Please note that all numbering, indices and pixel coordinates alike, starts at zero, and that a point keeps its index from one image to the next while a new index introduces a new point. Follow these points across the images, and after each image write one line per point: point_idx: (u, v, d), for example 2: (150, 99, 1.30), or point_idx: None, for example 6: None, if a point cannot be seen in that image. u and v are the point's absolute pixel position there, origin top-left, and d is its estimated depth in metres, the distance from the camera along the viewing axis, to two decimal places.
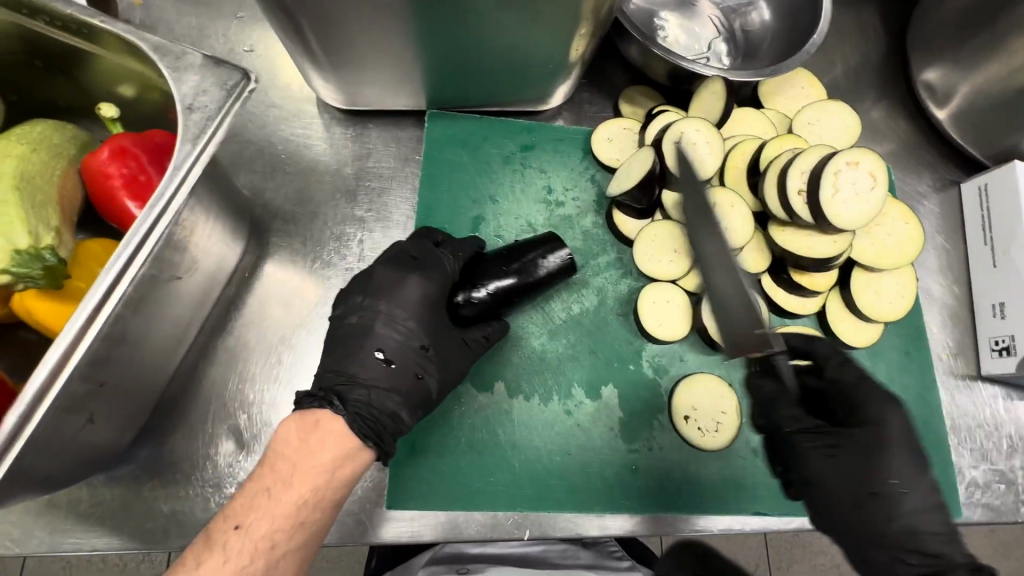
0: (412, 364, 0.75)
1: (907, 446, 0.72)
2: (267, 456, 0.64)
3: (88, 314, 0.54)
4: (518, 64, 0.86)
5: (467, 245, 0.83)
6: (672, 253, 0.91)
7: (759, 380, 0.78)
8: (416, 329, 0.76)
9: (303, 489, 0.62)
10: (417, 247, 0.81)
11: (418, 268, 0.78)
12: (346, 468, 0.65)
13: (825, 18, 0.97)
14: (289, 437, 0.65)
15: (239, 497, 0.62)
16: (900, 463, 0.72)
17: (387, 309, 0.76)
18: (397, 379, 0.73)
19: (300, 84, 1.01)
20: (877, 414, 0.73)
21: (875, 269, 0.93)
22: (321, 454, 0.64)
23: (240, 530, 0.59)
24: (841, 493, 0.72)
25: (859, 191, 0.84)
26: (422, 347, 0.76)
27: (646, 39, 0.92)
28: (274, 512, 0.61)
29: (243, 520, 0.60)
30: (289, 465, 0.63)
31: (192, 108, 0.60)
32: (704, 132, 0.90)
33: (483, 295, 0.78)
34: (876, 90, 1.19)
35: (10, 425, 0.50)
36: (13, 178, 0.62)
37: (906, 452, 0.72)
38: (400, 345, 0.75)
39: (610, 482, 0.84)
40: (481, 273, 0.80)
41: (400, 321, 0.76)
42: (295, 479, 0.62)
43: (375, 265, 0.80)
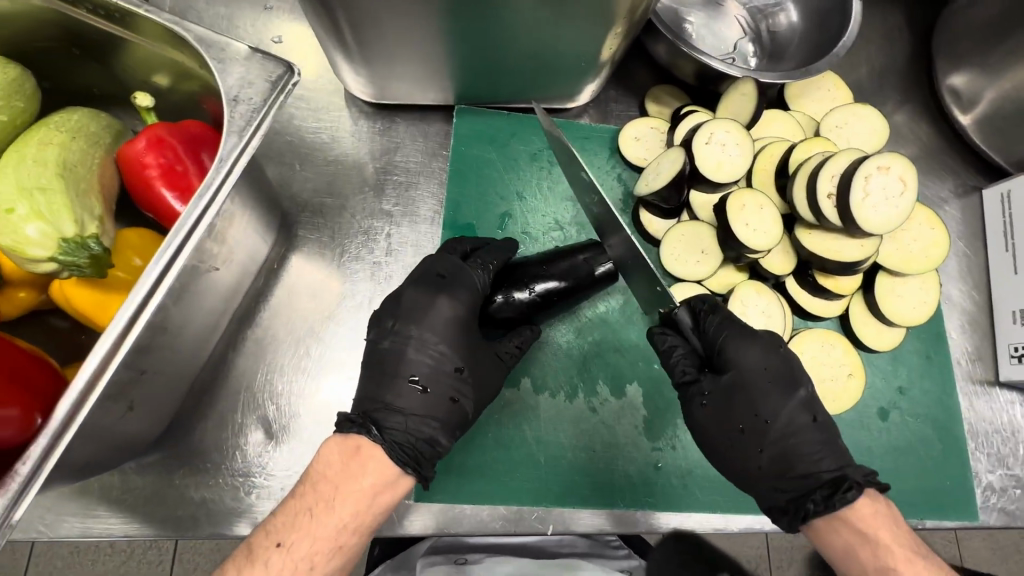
0: (446, 389, 0.73)
1: (778, 378, 0.74)
2: (309, 475, 0.62)
3: (137, 305, 0.54)
4: (550, 63, 0.87)
5: (497, 259, 0.80)
6: (699, 253, 0.91)
7: (662, 334, 0.78)
8: (449, 353, 0.74)
9: (345, 511, 0.61)
10: (445, 265, 0.78)
11: (447, 287, 0.76)
12: (386, 494, 0.64)
13: (855, 23, 0.96)
14: (332, 458, 0.63)
15: (280, 513, 0.61)
16: (771, 395, 0.73)
17: (418, 333, 0.74)
18: (433, 405, 0.72)
19: (328, 77, 1.01)
20: (736, 357, 0.75)
21: (899, 273, 0.94)
22: (364, 479, 0.63)
23: (281, 547, 0.58)
24: (718, 428, 0.74)
25: (889, 196, 0.84)
26: (456, 370, 0.74)
27: (677, 38, 0.92)
28: (314, 533, 0.60)
29: (284, 538, 0.59)
30: (331, 486, 0.62)
31: (238, 100, 0.63)
32: (734, 133, 0.90)
33: (525, 296, 0.82)
34: (900, 93, 1.17)
35: (63, 414, 0.51)
36: (57, 165, 0.62)
37: (766, 386, 0.73)
38: (433, 370, 0.73)
39: (634, 479, 0.84)
40: (524, 275, 0.83)
41: (431, 346, 0.74)
42: (336, 501, 0.61)
43: (402, 285, 0.77)
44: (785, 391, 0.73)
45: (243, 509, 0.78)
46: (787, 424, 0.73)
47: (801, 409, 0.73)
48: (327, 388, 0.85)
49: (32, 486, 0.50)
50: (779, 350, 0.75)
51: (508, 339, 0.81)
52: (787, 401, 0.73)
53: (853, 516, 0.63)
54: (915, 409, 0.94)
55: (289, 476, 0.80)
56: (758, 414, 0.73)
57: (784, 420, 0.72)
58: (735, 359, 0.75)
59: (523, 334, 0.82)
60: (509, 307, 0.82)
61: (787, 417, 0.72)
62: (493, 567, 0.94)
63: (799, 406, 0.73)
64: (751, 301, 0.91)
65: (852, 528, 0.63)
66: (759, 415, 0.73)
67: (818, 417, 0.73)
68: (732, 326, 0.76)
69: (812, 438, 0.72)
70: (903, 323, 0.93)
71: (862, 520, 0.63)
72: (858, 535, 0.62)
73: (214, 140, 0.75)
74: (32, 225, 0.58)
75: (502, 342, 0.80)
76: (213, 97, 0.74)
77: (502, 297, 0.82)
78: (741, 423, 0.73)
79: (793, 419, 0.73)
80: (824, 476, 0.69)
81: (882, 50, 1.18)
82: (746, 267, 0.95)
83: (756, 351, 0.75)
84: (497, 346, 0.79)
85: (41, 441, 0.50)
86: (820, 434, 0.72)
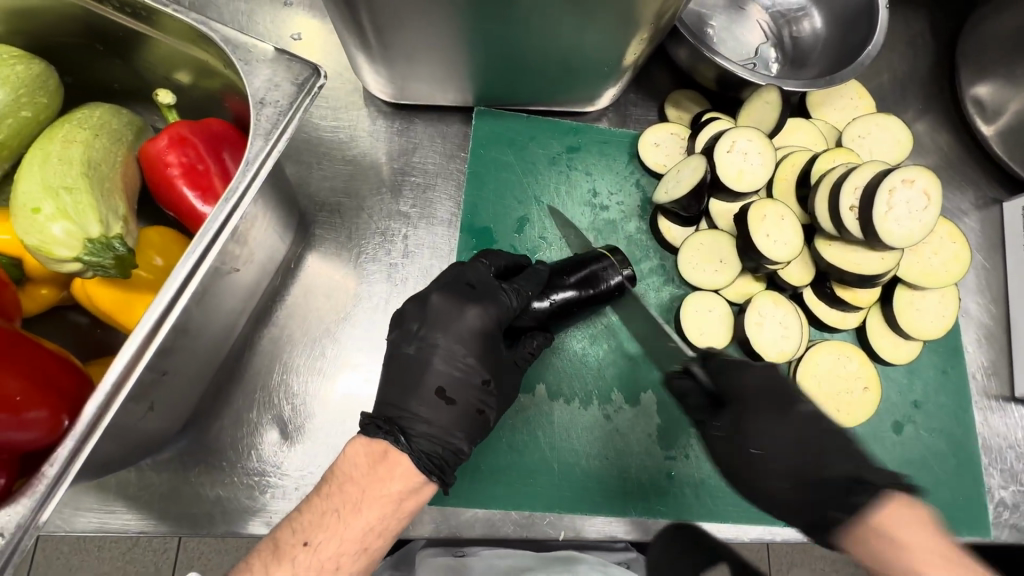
0: (473, 400, 0.73)
1: (776, 397, 0.78)
2: (337, 475, 0.63)
3: (163, 307, 0.55)
4: (572, 67, 0.86)
5: (532, 287, 0.79)
6: (717, 263, 0.91)
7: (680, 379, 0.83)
8: (476, 365, 0.73)
9: (372, 515, 0.62)
10: (475, 275, 0.78)
11: (478, 298, 0.75)
12: (410, 500, 0.65)
13: (881, 31, 0.94)
14: (359, 460, 0.64)
15: (307, 511, 0.62)
16: (771, 415, 0.77)
17: (445, 344, 0.73)
18: (459, 417, 0.71)
19: (346, 75, 1.00)
20: (736, 386, 0.78)
21: (919, 286, 0.93)
22: (391, 484, 0.64)
23: (309, 546, 0.59)
24: (736, 456, 0.77)
25: (913, 210, 0.84)
26: (483, 382, 0.73)
27: (700, 43, 0.91)
28: (342, 535, 0.60)
29: (311, 537, 0.60)
30: (359, 488, 0.62)
31: (264, 103, 0.64)
32: (756, 142, 0.89)
33: (544, 306, 0.81)
34: (921, 101, 1.15)
35: (90, 414, 0.52)
36: (81, 164, 0.62)
37: (761, 403, 0.77)
38: (459, 380, 0.72)
39: (647, 487, 0.84)
40: (544, 285, 0.83)
41: (459, 358, 0.73)
42: (364, 504, 0.62)
43: (431, 289, 0.76)
44: (784, 408, 0.77)
45: (258, 508, 0.78)
46: (794, 436, 0.76)
47: (804, 421, 0.76)
48: (342, 389, 0.85)
49: (59, 488, 0.51)
50: (774, 375, 0.80)
51: (524, 345, 0.81)
52: (786, 416, 0.77)
53: (890, 521, 0.63)
54: (929, 423, 0.93)
55: (303, 477, 0.80)
56: (766, 436, 0.76)
57: (796, 434, 0.76)
58: (735, 389, 0.78)
59: (538, 340, 0.83)
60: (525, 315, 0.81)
61: (792, 429, 0.76)
62: (491, 560, 0.80)
63: (803, 418, 0.77)
64: (768, 312, 0.90)
65: (885, 537, 0.62)
66: (771, 432, 0.76)
67: (826, 424, 0.76)
68: (721, 360, 0.81)
69: (825, 444, 0.74)
70: (921, 337, 0.92)
71: (895, 527, 0.62)
72: (892, 539, 0.62)
73: (235, 138, 0.75)
74: (57, 224, 0.58)
75: (520, 348, 0.81)
76: (236, 95, 0.74)
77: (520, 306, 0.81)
78: (754, 444, 0.76)
79: (801, 432, 0.76)
80: (846, 481, 0.70)
81: (905, 57, 1.16)
82: (763, 277, 0.94)
83: (752, 378, 0.79)
84: (515, 353, 0.80)
85: (68, 443, 0.51)
86: (833, 439, 0.75)
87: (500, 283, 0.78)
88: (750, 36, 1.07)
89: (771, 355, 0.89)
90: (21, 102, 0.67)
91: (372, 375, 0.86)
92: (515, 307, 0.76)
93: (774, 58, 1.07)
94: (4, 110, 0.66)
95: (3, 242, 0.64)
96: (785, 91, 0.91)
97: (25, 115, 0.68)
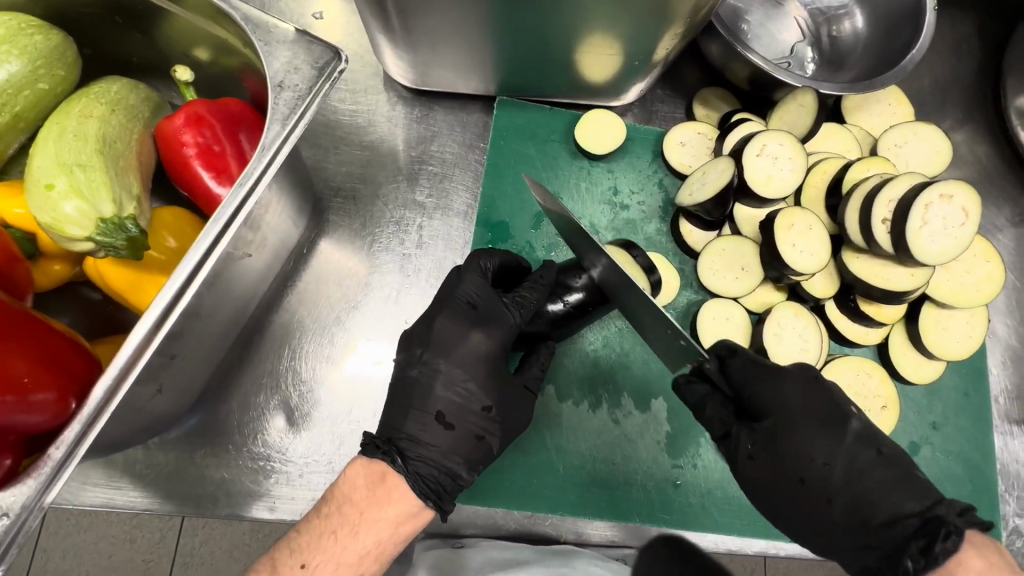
0: (472, 426, 0.73)
1: (825, 417, 0.70)
2: (335, 496, 0.64)
3: (174, 293, 0.54)
4: (600, 59, 0.82)
5: (535, 297, 0.78)
6: (739, 270, 0.88)
7: (690, 385, 0.75)
8: (476, 391, 0.74)
9: (369, 540, 0.63)
10: (477, 293, 0.76)
11: (481, 320, 0.75)
12: (408, 525, 0.66)
13: (927, 36, 0.90)
14: (357, 482, 0.64)
15: (305, 531, 0.63)
16: (820, 438, 0.69)
17: (446, 368, 0.74)
18: (458, 442, 0.72)
19: (368, 58, 0.98)
20: (772, 397, 0.72)
21: (948, 305, 0.90)
22: (389, 509, 0.64)
23: (306, 569, 0.61)
24: (774, 477, 0.71)
25: (948, 226, 0.80)
26: (483, 409, 0.74)
27: (735, 39, 0.86)
28: (338, 558, 0.62)
29: (308, 560, 0.62)
30: (356, 511, 0.63)
31: (283, 86, 0.63)
32: (788, 147, 0.87)
33: (559, 307, 0.79)
34: (964, 110, 1.10)
35: (98, 398, 0.52)
36: (97, 141, 0.61)
37: (812, 426, 0.70)
38: (459, 406, 0.73)
39: (652, 495, 0.83)
40: (557, 286, 0.81)
41: (459, 383, 0.74)
42: (360, 528, 0.63)
43: (434, 310, 0.76)
44: (835, 429, 0.69)
45: (262, 492, 0.78)
46: (848, 464, 0.67)
47: (860, 445, 0.68)
48: (348, 379, 0.84)
49: (64, 471, 0.51)
50: (814, 382, 0.71)
51: (531, 364, 0.80)
52: (841, 440, 0.68)
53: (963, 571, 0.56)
54: (947, 445, 0.90)
55: (307, 464, 0.80)
56: (813, 461, 0.68)
57: (846, 459, 0.68)
58: (770, 401, 0.72)
59: (544, 355, 0.80)
60: (538, 324, 0.81)
61: (791, 447, 0.69)
62: (487, 554, 0.78)
63: (857, 442, 0.68)
64: (788, 323, 0.87)
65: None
66: (821, 455, 0.68)
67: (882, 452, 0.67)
68: (742, 360, 0.74)
69: (882, 475, 0.66)
70: (946, 356, 0.89)
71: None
72: None
73: (252, 121, 0.73)
74: (70, 202, 0.57)
75: (528, 369, 0.79)
76: (255, 75, 0.72)
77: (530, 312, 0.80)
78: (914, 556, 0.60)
79: (855, 457, 0.67)
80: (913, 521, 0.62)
81: (950, 62, 1.10)
82: (785, 288, 0.92)
83: (792, 389, 0.71)
84: (525, 376, 0.79)
85: (76, 427, 0.51)
86: (889, 470, 0.66)
87: (503, 299, 0.76)
88: (787, 33, 1.02)
89: None
90: (38, 74, 0.66)
91: (380, 364, 0.85)
92: (518, 324, 0.76)
93: (811, 58, 1.02)
94: (21, 82, 0.65)
95: (18, 216, 0.63)
96: (821, 94, 0.89)
97: (42, 87, 0.67)
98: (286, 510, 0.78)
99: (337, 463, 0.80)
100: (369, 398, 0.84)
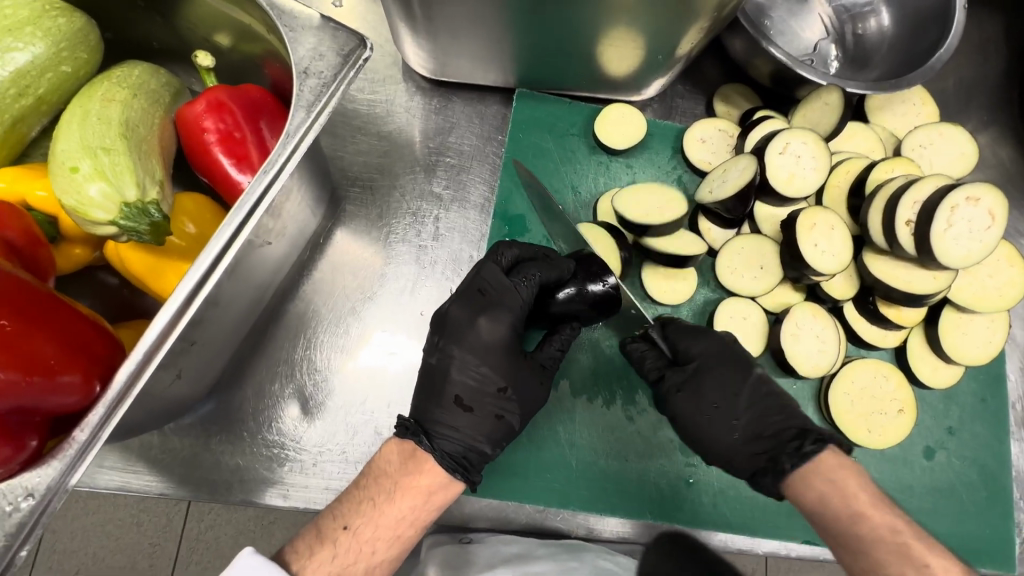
0: (490, 407, 0.75)
1: (729, 362, 0.78)
2: (371, 470, 0.68)
3: (199, 277, 0.54)
4: (623, 53, 0.81)
5: (543, 273, 0.77)
6: (757, 270, 0.87)
7: (635, 343, 0.82)
8: (491, 374, 0.75)
9: (405, 505, 0.66)
10: (487, 279, 0.77)
11: (488, 307, 0.76)
12: (440, 495, 0.69)
13: (955, 35, 0.88)
14: (392, 456, 0.68)
15: (346, 499, 0.67)
16: (721, 377, 0.77)
17: (460, 354, 0.75)
18: (478, 423, 0.74)
19: (387, 46, 0.97)
20: (699, 349, 0.79)
21: (968, 309, 0.89)
22: (420, 478, 0.68)
23: (348, 530, 0.64)
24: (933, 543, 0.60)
25: (973, 229, 0.79)
26: (500, 390, 0.75)
27: (760, 34, 0.85)
28: (377, 521, 0.65)
29: (350, 522, 0.65)
30: (392, 481, 0.67)
31: (308, 73, 0.62)
32: (811, 146, 0.86)
33: (600, 288, 0.78)
34: (989, 112, 1.08)
35: (122, 382, 0.52)
36: (120, 125, 0.61)
37: (719, 370, 0.77)
38: (475, 389, 0.75)
39: (665, 492, 0.83)
40: (584, 272, 0.79)
41: (472, 367, 0.75)
42: (396, 494, 0.66)
43: (448, 303, 0.77)
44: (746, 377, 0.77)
45: (276, 479, 0.79)
46: (751, 395, 0.76)
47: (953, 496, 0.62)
48: (360, 371, 0.84)
49: (88, 453, 0.51)
50: (732, 345, 0.79)
51: (551, 344, 0.80)
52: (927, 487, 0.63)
53: None
54: (962, 450, 0.89)
55: (321, 453, 0.80)
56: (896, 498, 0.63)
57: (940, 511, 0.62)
58: (689, 351, 0.79)
59: (564, 335, 0.81)
60: (577, 304, 0.79)
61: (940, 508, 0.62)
62: (496, 547, 0.78)
63: (757, 380, 0.77)
64: (806, 324, 0.87)
65: None
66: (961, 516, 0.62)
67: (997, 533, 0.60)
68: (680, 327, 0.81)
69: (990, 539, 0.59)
70: (963, 361, 0.88)
71: None
72: None
73: (274, 108, 0.73)
74: (94, 185, 0.57)
75: (546, 348, 0.80)
76: (277, 62, 0.71)
77: (570, 291, 0.79)
78: None
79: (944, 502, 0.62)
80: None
81: (978, 62, 1.08)
82: (804, 288, 0.91)
83: (709, 342, 0.79)
84: (542, 355, 0.80)
85: (98, 411, 0.51)
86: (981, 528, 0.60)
87: (511, 282, 0.76)
88: (811, 30, 1.01)
89: (805, 368, 0.85)
90: (61, 57, 0.66)
91: (394, 355, 0.85)
92: (526, 304, 0.77)
93: (834, 56, 1.00)
94: (44, 64, 0.64)
95: (40, 199, 0.63)
96: (846, 92, 0.87)
97: (65, 70, 0.67)
98: (300, 498, 0.79)
99: (350, 453, 0.81)
100: (382, 387, 0.84)
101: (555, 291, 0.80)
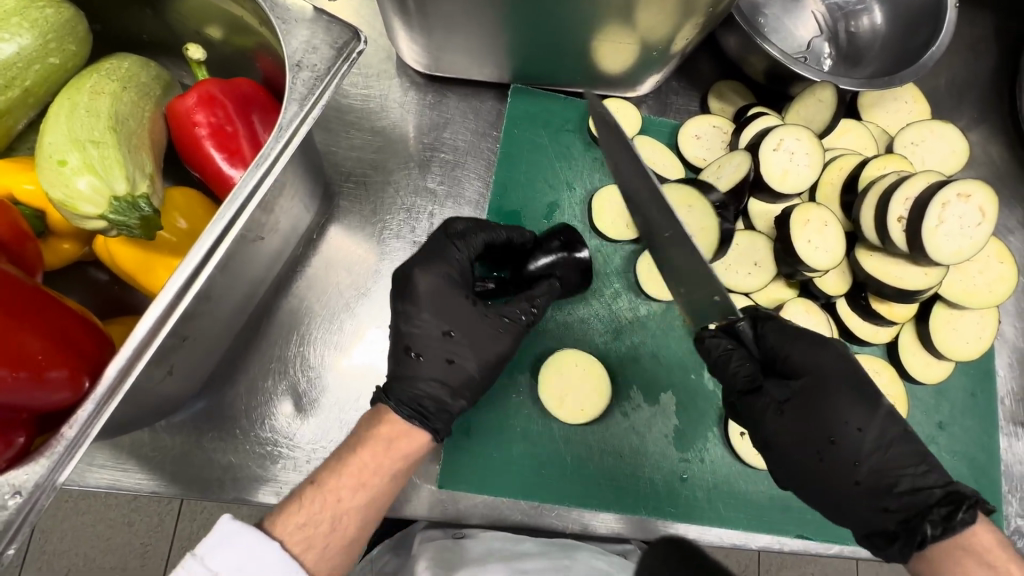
0: (439, 351, 0.75)
1: (857, 386, 0.71)
2: None
3: (185, 279, 0.53)
4: (617, 50, 0.81)
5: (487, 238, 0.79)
6: (752, 265, 0.88)
7: (716, 339, 0.74)
8: (433, 319, 0.76)
9: (364, 455, 0.66)
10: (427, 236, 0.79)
11: (423, 260, 0.77)
12: (403, 446, 0.69)
13: (945, 36, 0.89)
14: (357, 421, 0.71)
15: None
16: (855, 405, 0.71)
17: (404, 308, 0.76)
18: (428, 368, 0.75)
19: (380, 40, 0.97)
20: (810, 362, 0.73)
21: (958, 305, 0.89)
22: (379, 428, 0.69)
23: (314, 483, 0.64)
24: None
25: (964, 225, 0.80)
26: (444, 333, 0.76)
27: (755, 32, 0.85)
28: (342, 471, 0.65)
29: (317, 476, 0.65)
30: (355, 438, 0.68)
31: (301, 66, 0.62)
32: (805, 142, 0.86)
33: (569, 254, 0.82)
34: (979, 110, 1.09)
35: (111, 377, 0.51)
36: (109, 119, 0.60)
37: (849, 395, 0.71)
38: (421, 336, 0.75)
39: (660, 488, 0.83)
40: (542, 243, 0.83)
41: (416, 318, 0.76)
42: (357, 447, 0.67)
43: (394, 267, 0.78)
44: (869, 402, 0.71)
45: (269, 477, 0.78)
46: (879, 433, 0.70)
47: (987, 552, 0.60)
48: (353, 369, 0.83)
49: (77, 450, 0.51)
50: (824, 343, 0.74)
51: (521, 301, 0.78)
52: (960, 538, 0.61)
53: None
54: (953, 445, 0.90)
55: (314, 450, 0.80)
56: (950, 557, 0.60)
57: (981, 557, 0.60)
58: (807, 364, 0.73)
59: (538, 293, 0.79)
60: (549, 270, 0.81)
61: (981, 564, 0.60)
62: (490, 543, 0.78)
63: (887, 416, 0.71)
64: (799, 320, 0.87)
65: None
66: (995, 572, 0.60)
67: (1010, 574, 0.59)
68: (778, 328, 0.75)
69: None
70: (954, 357, 0.88)
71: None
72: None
73: (266, 103, 0.72)
74: (82, 178, 0.56)
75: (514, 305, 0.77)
76: (270, 56, 0.70)
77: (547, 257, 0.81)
78: None
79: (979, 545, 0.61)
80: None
81: (969, 60, 1.09)
82: (797, 284, 0.91)
83: (827, 356, 0.73)
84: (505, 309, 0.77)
85: (88, 407, 0.51)
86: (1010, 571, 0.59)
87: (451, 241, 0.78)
88: (804, 28, 1.01)
89: None
90: (48, 48, 0.65)
91: None
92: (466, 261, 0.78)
93: (828, 53, 1.00)
94: (31, 55, 0.63)
95: (27, 192, 0.62)
96: (840, 89, 0.87)
97: (52, 61, 0.66)
98: None
99: None
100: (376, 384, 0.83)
101: (529, 259, 0.82)
